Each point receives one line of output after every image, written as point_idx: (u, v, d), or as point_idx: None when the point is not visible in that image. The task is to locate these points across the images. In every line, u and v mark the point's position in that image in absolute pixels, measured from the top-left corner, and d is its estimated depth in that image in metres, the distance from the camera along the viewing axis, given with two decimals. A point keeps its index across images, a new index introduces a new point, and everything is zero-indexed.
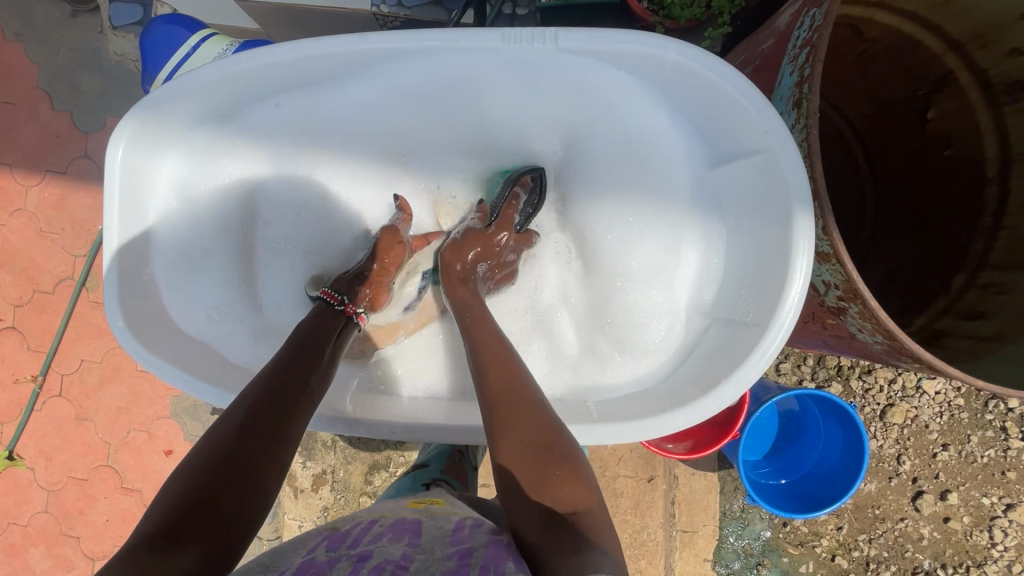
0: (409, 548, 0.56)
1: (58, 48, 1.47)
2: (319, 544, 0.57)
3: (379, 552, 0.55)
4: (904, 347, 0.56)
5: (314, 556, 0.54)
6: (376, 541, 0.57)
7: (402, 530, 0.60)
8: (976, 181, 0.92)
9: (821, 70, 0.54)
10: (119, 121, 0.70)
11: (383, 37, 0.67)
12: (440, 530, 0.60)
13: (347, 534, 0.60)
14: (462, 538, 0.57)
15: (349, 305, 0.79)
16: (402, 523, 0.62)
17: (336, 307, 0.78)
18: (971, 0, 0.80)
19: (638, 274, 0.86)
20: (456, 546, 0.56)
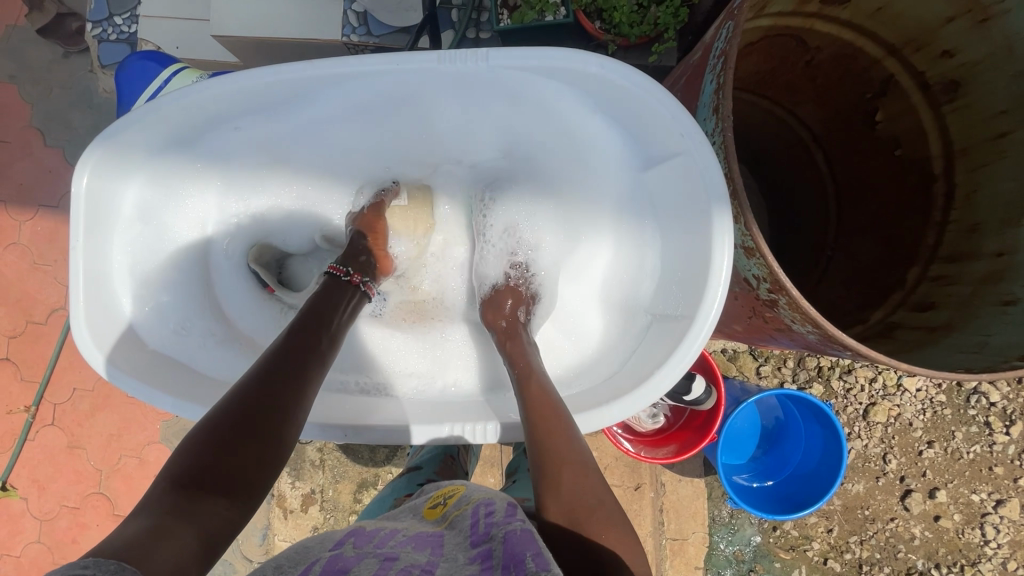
0: (433, 556, 0.57)
1: (50, 88, 1.54)
2: (347, 539, 0.62)
3: (403, 556, 0.57)
4: (832, 334, 0.58)
5: (342, 551, 0.58)
6: (401, 546, 0.60)
7: (427, 536, 0.62)
8: (925, 178, 0.95)
9: (734, 76, 0.57)
10: (84, 150, 0.72)
11: (333, 63, 0.71)
12: (462, 533, 0.61)
13: (374, 534, 0.63)
14: (481, 536, 0.58)
15: (354, 275, 0.83)
16: (426, 535, 0.63)
17: (342, 277, 0.82)
18: (901, 8, 0.85)
19: (576, 273, 0.93)
20: (476, 547, 0.57)
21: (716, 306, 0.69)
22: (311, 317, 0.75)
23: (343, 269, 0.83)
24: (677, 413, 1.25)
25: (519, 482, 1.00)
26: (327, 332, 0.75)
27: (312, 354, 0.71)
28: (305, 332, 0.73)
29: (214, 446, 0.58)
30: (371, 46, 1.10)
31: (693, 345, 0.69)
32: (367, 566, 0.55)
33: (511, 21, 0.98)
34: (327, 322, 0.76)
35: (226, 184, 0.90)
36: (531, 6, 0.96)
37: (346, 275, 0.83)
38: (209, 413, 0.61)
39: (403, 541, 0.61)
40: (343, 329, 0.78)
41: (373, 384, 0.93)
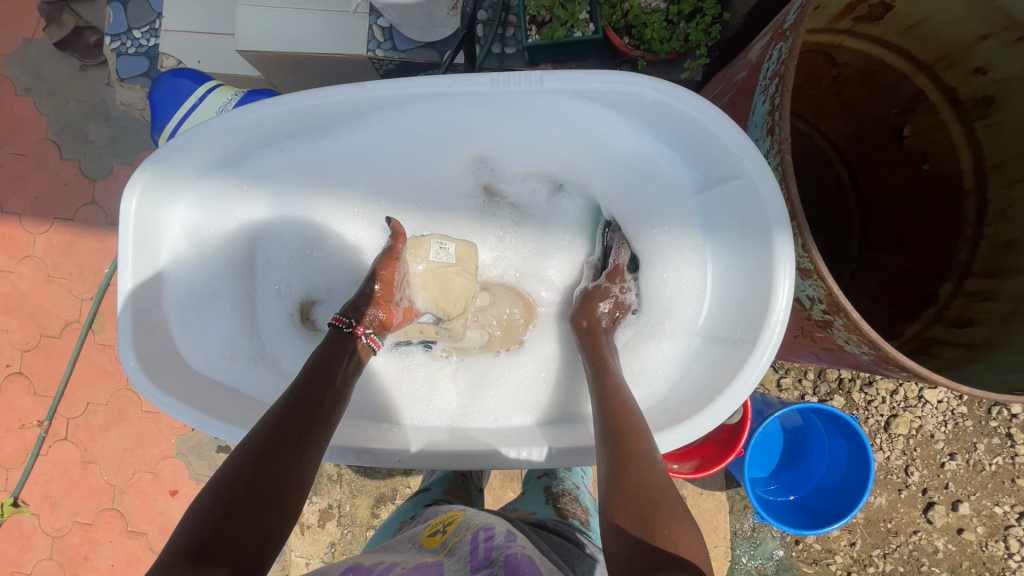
0: None
1: (67, 100, 1.54)
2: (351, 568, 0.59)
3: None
4: (890, 356, 0.58)
5: None
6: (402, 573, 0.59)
7: (426, 563, 0.63)
8: (955, 194, 0.95)
9: (791, 100, 0.58)
10: (134, 172, 0.72)
11: (381, 84, 0.71)
12: (460, 553, 0.63)
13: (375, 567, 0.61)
14: (482, 554, 0.61)
15: (357, 326, 0.79)
16: (425, 564, 0.63)
17: (346, 329, 0.78)
18: (935, 26, 0.85)
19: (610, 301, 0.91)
20: (477, 563, 0.59)
21: (777, 330, 0.68)
22: (317, 371, 0.72)
23: (346, 320, 0.79)
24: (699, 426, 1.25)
25: (528, 493, 1.01)
26: (334, 386, 0.72)
27: (318, 412, 0.68)
28: (311, 385, 0.70)
29: (219, 514, 0.56)
30: (396, 61, 1.09)
31: (755, 368, 0.69)
32: None
33: (540, 37, 0.98)
34: (333, 374, 0.73)
35: (272, 206, 0.87)
36: (561, 22, 0.96)
37: (349, 326, 0.79)
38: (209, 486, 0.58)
39: (404, 572, 0.60)
40: (351, 384, 0.75)
41: (382, 406, 0.91)
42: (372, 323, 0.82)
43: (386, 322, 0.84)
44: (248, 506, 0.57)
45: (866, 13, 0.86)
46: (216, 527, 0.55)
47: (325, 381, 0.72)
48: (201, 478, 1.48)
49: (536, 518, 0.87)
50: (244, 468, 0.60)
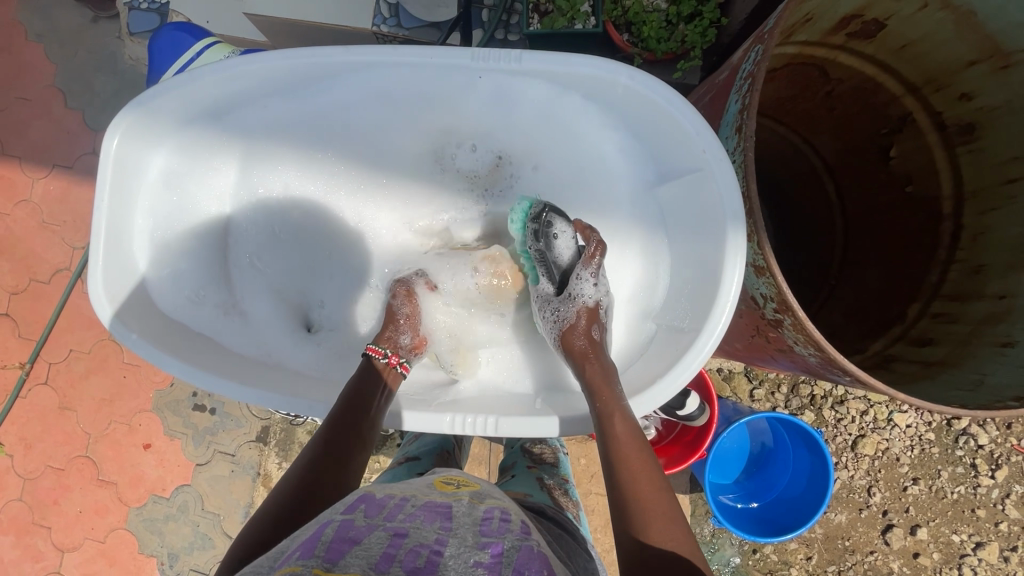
0: (443, 531, 0.54)
1: (76, 50, 1.55)
2: (358, 506, 0.57)
3: (414, 532, 0.53)
4: (834, 359, 0.59)
5: (353, 518, 0.54)
6: (412, 517, 0.56)
7: (436, 508, 0.59)
8: (933, 217, 0.96)
9: (758, 99, 0.60)
10: (117, 114, 0.74)
11: (369, 51, 0.73)
12: (470, 517, 0.58)
13: (384, 504, 0.59)
14: (493, 532, 0.55)
15: (393, 357, 0.82)
16: (435, 506, 0.60)
17: (382, 360, 0.81)
18: (925, 48, 0.87)
19: None
20: (487, 537, 0.54)
21: (724, 320, 0.69)
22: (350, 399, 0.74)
23: (382, 350, 0.82)
24: (668, 427, 1.25)
25: (516, 478, 0.89)
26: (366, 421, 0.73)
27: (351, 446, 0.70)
28: (344, 417, 0.72)
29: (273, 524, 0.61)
30: (399, 38, 1.10)
31: (698, 355, 0.70)
32: (377, 542, 0.51)
33: (541, 26, 0.99)
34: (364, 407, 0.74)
35: (252, 166, 0.89)
36: (562, 13, 0.98)
37: (383, 356, 0.81)
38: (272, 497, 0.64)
39: (415, 512, 0.57)
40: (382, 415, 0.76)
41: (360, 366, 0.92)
42: (404, 350, 0.86)
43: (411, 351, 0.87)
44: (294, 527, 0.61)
45: (860, 29, 0.87)
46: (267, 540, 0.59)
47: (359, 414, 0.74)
48: (176, 434, 1.50)
49: (523, 500, 0.78)
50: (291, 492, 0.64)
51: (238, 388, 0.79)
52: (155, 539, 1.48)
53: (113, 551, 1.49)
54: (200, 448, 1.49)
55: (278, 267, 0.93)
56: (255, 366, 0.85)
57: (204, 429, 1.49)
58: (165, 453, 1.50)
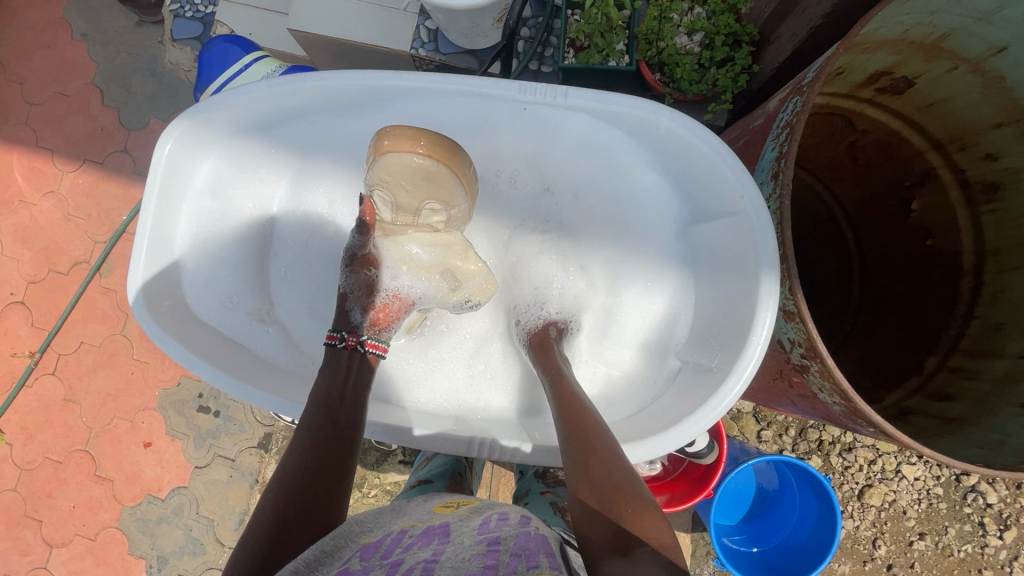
0: (440, 548, 0.55)
1: (118, 51, 1.59)
2: (355, 554, 0.56)
3: (409, 558, 0.54)
4: (860, 410, 0.60)
5: (351, 565, 0.53)
6: (409, 547, 0.56)
7: (432, 531, 0.60)
8: (953, 271, 0.97)
9: (798, 148, 0.62)
10: (172, 121, 0.78)
11: (416, 76, 0.76)
12: (468, 526, 0.59)
13: (381, 543, 0.58)
14: (489, 529, 0.57)
15: (348, 338, 0.82)
16: (432, 530, 0.61)
17: (337, 344, 0.82)
18: (952, 106, 0.89)
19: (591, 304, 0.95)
20: (484, 535, 0.56)
21: (752, 363, 0.70)
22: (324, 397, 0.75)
23: (337, 335, 0.83)
24: (674, 462, 1.24)
25: (531, 504, 0.89)
26: (343, 415, 0.73)
27: (335, 443, 0.70)
28: (321, 417, 0.72)
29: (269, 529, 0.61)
30: (436, 62, 1.13)
31: (724, 398, 0.70)
32: None
33: (576, 61, 1.02)
34: (338, 404, 0.74)
35: (298, 179, 0.92)
36: (598, 50, 1.01)
37: (340, 342, 0.82)
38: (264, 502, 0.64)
39: (414, 538, 0.58)
40: (360, 404, 0.76)
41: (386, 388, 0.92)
42: (365, 328, 0.86)
43: (375, 325, 0.87)
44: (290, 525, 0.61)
45: (889, 85, 0.91)
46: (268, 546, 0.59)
47: (335, 409, 0.74)
48: (177, 435, 1.49)
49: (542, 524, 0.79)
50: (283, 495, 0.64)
51: (262, 395, 0.79)
52: (146, 540, 1.46)
53: (102, 550, 1.47)
54: (201, 450, 1.48)
55: (315, 280, 0.93)
56: (285, 374, 0.86)
57: (206, 431, 1.48)
58: (165, 453, 1.49)
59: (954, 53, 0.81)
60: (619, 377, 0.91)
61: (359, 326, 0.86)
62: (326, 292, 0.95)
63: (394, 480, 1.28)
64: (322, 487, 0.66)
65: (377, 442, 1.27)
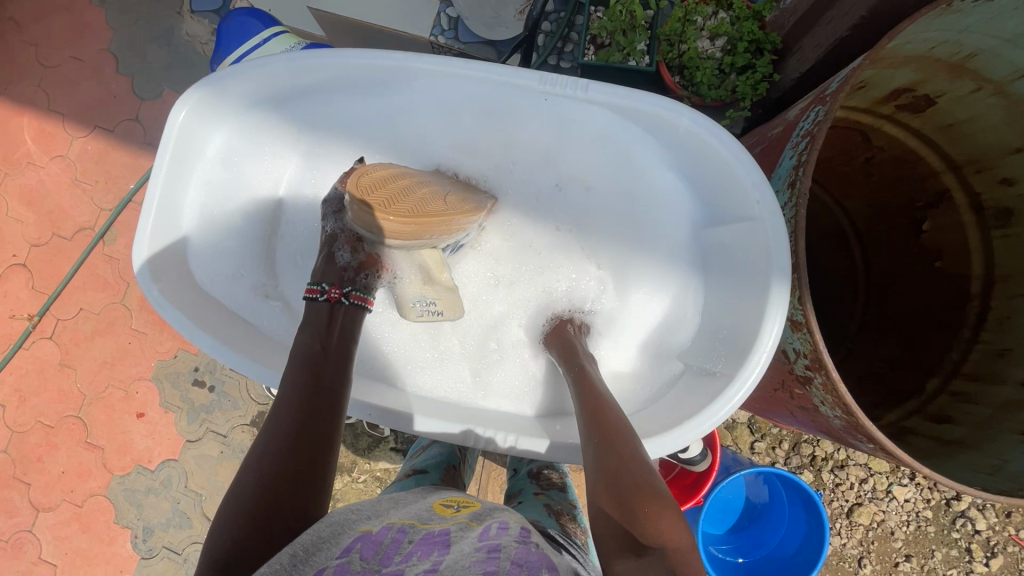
0: (441, 559, 0.51)
1: (135, 19, 1.58)
2: (353, 548, 0.54)
3: (410, 569, 0.50)
4: (861, 425, 0.60)
5: (349, 566, 0.51)
6: (409, 556, 0.52)
7: (433, 538, 0.56)
8: (960, 294, 0.97)
9: (817, 159, 0.61)
10: (186, 89, 0.77)
11: (438, 60, 0.75)
12: (466, 535, 0.56)
13: (382, 540, 0.55)
14: (489, 536, 0.55)
15: (329, 290, 0.82)
16: (433, 536, 0.57)
17: (319, 296, 0.81)
18: (972, 127, 0.88)
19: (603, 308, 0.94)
20: (484, 541, 0.54)
21: (757, 371, 0.69)
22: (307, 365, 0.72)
23: (318, 288, 0.82)
24: (666, 467, 1.24)
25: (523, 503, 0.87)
26: (326, 384, 0.72)
27: (317, 413, 0.68)
28: (304, 386, 0.70)
29: (251, 506, 0.58)
30: (454, 50, 1.12)
31: (727, 403, 0.70)
32: None
33: (596, 58, 1.02)
34: (321, 373, 0.72)
35: (308, 157, 0.91)
36: (619, 48, 1.00)
37: (321, 296, 0.82)
38: (248, 474, 0.62)
39: (414, 544, 0.55)
40: (343, 372, 0.75)
41: (386, 370, 0.92)
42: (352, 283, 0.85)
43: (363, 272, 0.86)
44: (272, 502, 0.59)
45: (908, 103, 0.90)
46: (253, 521, 0.57)
47: (316, 378, 0.71)
48: (170, 407, 1.49)
49: (534, 524, 0.76)
50: (265, 471, 0.62)
51: (260, 369, 0.78)
52: (133, 511, 1.46)
53: (89, 518, 1.47)
54: (193, 424, 1.48)
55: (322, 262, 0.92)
56: (287, 352, 0.85)
57: (199, 406, 1.48)
58: (158, 425, 1.49)
59: (978, 74, 0.80)
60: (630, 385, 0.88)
61: (345, 272, 0.86)
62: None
63: (385, 466, 1.28)
64: (309, 462, 0.63)
65: (370, 427, 1.26)
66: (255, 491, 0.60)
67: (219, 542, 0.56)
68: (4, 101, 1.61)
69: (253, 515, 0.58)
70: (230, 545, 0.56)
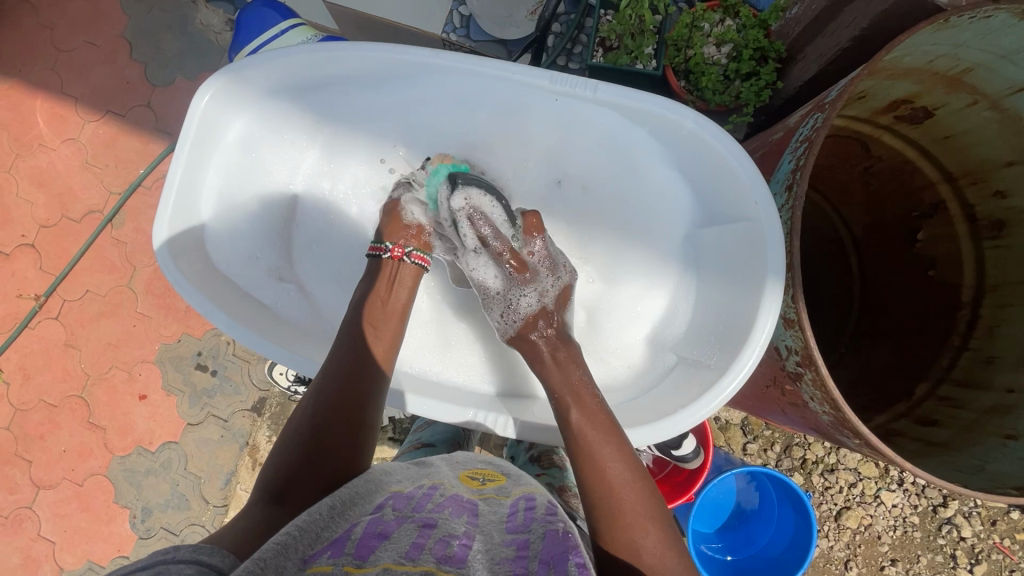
0: (470, 526, 0.56)
1: (151, 7, 1.60)
2: (386, 502, 0.59)
3: (442, 525, 0.55)
4: (847, 420, 0.62)
5: (383, 513, 0.56)
6: (439, 510, 0.58)
7: (462, 503, 0.61)
8: (951, 302, 0.99)
9: (814, 163, 0.63)
10: (210, 75, 0.80)
11: (451, 56, 0.77)
12: (497, 514, 0.60)
13: (412, 496, 0.61)
14: (519, 525, 0.57)
15: (394, 248, 0.87)
16: (461, 500, 0.62)
17: (384, 252, 0.87)
18: (967, 141, 0.91)
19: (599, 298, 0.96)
20: (513, 534, 0.56)
21: (749, 366, 0.71)
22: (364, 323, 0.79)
23: (382, 246, 0.88)
24: (659, 464, 1.26)
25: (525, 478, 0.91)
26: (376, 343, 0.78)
27: (368, 367, 0.75)
28: (357, 344, 0.76)
29: (304, 443, 0.67)
30: (465, 48, 1.14)
31: (718, 396, 0.72)
32: (408, 530, 0.53)
33: (604, 60, 1.04)
34: (372, 333, 0.79)
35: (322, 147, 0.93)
36: (627, 51, 1.02)
37: (387, 253, 0.87)
38: (306, 412, 0.70)
39: (443, 500, 0.60)
40: (392, 334, 0.81)
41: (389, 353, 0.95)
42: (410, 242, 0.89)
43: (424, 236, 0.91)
44: (323, 443, 0.67)
45: (908, 114, 0.93)
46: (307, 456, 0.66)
47: (367, 336, 0.78)
48: (173, 390, 1.51)
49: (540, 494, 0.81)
50: (319, 414, 0.69)
51: (272, 348, 0.81)
52: (133, 491, 1.48)
53: (88, 496, 1.49)
54: (195, 407, 1.50)
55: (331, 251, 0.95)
56: (297, 335, 0.88)
57: (201, 390, 1.50)
58: (160, 407, 1.51)
59: (975, 88, 0.82)
60: (620, 374, 0.91)
61: (410, 231, 0.90)
62: (340, 262, 0.95)
63: (383, 454, 1.31)
64: (357, 414, 0.71)
65: None
66: (308, 431, 0.68)
67: (279, 469, 0.65)
68: (18, 83, 1.63)
69: (308, 450, 0.66)
70: (285, 476, 0.64)
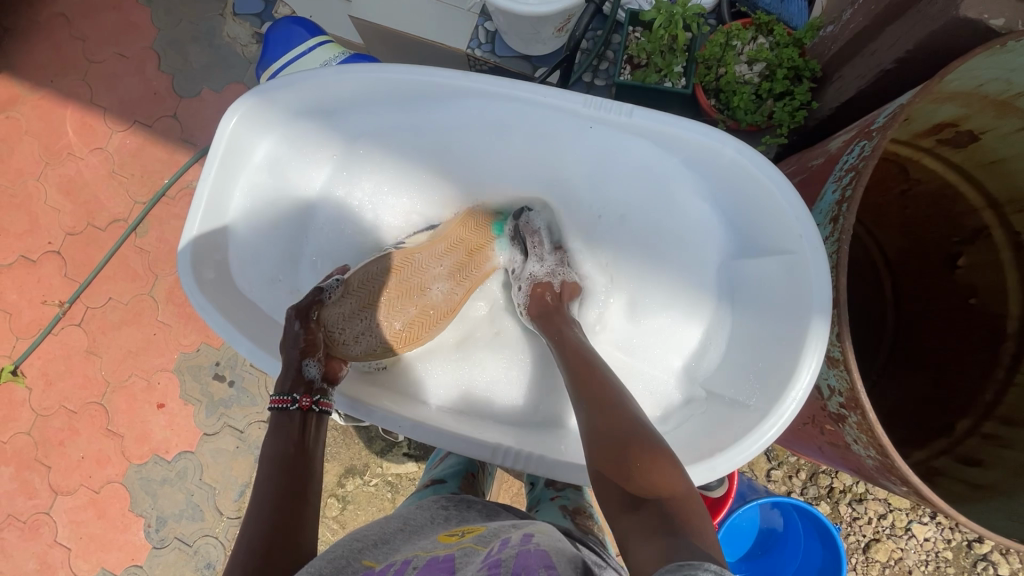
0: None
1: (180, 19, 1.63)
2: None
3: None
4: (895, 467, 0.59)
5: None
6: None
7: (437, 562, 0.55)
8: (995, 334, 0.94)
9: (863, 195, 0.61)
10: (239, 97, 0.80)
11: (481, 78, 0.76)
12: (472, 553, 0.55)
13: None
14: (491, 553, 0.52)
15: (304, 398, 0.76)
16: (437, 562, 0.56)
17: (291, 405, 0.75)
18: (1014, 167, 0.87)
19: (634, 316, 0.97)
20: (485, 560, 0.51)
21: (792, 407, 0.68)
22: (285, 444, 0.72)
23: (288, 399, 0.75)
24: None
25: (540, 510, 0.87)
26: (303, 456, 0.71)
27: (298, 478, 0.68)
28: (279, 465, 0.69)
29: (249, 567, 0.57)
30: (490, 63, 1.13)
31: (758, 438, 0.69)
32: None
33: (632, 78, 1.03)
34: (297, 449, 0.72)
35: (347, 167, 0.94)
36: (656, 69, 1.00)
37: (293, 405, 0.75)
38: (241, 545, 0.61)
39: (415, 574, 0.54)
40: (320, 445, 0.75)
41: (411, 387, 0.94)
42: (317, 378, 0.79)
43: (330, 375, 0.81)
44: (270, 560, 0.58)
45: (951, 137, 0.89)
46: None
47: (292, 451, 0.71)
48: (190, 400, 1.51)
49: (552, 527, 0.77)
50: (258, 542, 0.60)
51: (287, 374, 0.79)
52: (148, 500, 1.48)
53: (104, 504, 1.50)
54: (211, 418, 1.50)
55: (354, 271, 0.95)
56: None
57: (218, 400, 1.50)
58: (177, 417, 1.51)
59: None
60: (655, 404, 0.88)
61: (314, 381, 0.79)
62: None
63: (397, 471, 1.29)
64: (296, 525, 0.63)
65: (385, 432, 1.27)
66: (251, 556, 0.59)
67: None
68: (49, 93, 1.66)
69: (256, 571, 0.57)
70: None
